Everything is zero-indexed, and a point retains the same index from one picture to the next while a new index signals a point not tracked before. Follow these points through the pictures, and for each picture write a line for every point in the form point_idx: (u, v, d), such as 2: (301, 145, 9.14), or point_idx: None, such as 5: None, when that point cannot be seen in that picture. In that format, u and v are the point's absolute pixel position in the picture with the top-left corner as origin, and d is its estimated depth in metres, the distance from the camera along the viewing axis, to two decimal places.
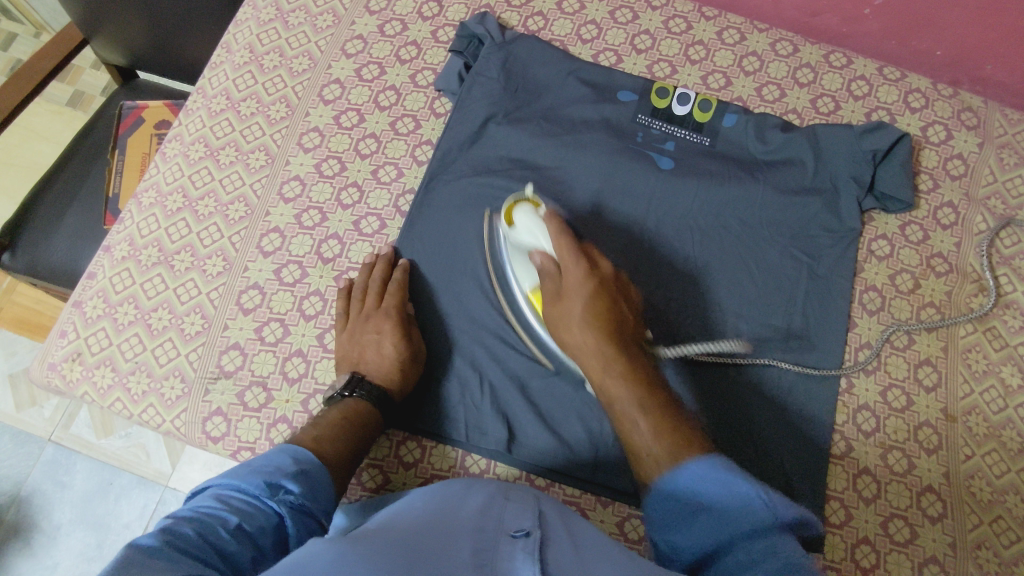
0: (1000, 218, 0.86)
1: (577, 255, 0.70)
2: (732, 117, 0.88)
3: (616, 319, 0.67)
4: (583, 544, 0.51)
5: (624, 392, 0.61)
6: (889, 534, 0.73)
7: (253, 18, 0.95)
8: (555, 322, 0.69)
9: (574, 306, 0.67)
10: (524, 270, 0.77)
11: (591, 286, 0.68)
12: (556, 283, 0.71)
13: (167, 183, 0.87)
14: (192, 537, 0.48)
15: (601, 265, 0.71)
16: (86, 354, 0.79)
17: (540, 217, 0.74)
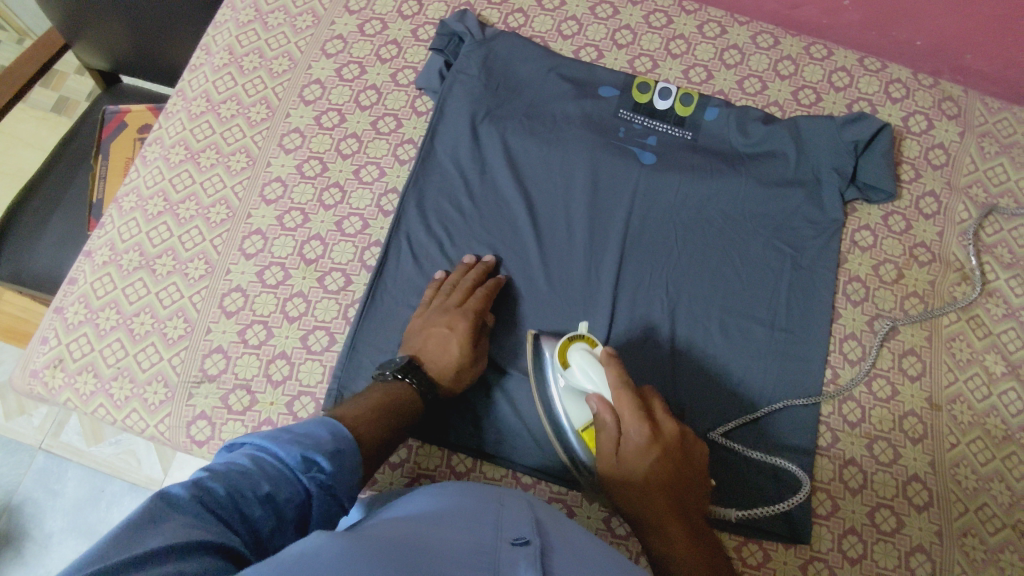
0: (982, 207, 0.86)
1: (639, 416, 0.65)
2: (714, 111, 0.88)
3: (679, 483, 0.64)
4: (582, 556, 0.50)
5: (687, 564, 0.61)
6: (876, 525, 0.73)
7: (232, 20, 0.95)
8: (615, 481, 0.66)
9: (636, 476, 0.64)
10: (575, 406, 0.71)
11: (655, 457, 0.64)
12: (614, 438, 0.66)
13: (148, 187, 0.86)
14: (214, 500, 0.46)
15: (665, 426, 0.66)
16: (68, 360, 0.78)
17: (600, 360, 0.69)
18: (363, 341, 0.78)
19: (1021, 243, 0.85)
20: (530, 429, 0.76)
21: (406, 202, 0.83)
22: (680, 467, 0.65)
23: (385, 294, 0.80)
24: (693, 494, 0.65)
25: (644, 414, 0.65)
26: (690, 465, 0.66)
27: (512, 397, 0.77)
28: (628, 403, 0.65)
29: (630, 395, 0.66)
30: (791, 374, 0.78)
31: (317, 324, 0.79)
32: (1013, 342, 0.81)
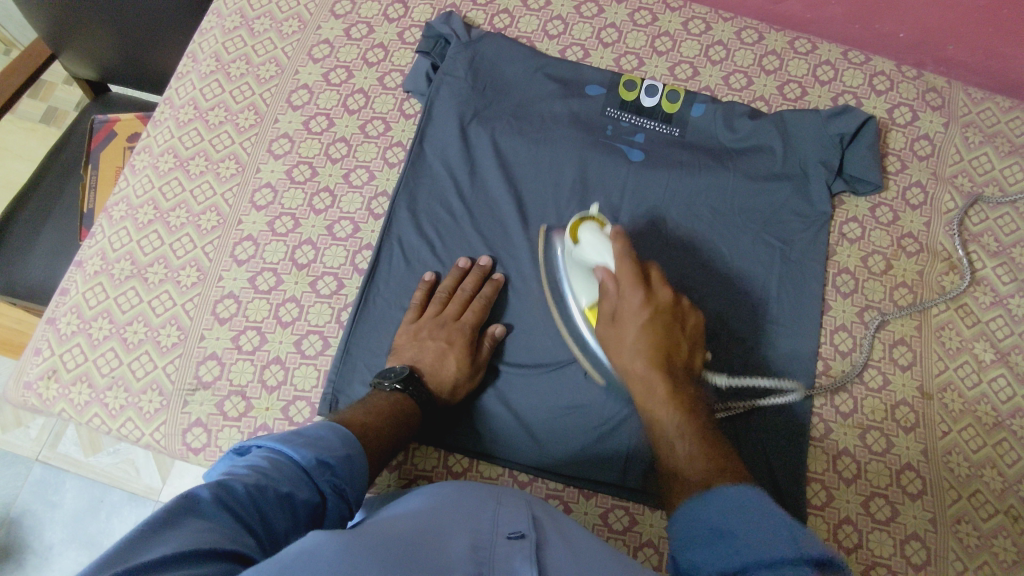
0: (968, 196, 0.87)
1: (634, 279, 0.68)
2: (701, 107, 0.89)
3: (671, 341, 0.66)
4: (578, 547, 0.52)
5: (669, 415, 0.62)
6: (870, 514, 0.74)
7: (217, 27, 0.95)
8: (609, 346, 0.69)
9: (628, 334, 0.67)
10: (583, 284, 0.74)
11: (647, 316, 0.67)
12: (612, 303, 0.70)
13: (138, 195, 0.86)
14: (238, 497, 0.48)
15: (661, 291, 0.69)
16: (62, 371, 0.78)
17: (606, 238, 0.73)
18: (357, 346, 0.78)
19: (1007, 231, 0.86)
20: (531, 416, 0.76)
21: (396, 205, 0.83)
22: (673, 329, 0.67)
23: (378, 297, 0.80)
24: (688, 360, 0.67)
25: (639, 277, 0.68)
26: (686, 333, 0.68)
27: (506, 397, 0.77)
28: (625, 266, 0.69)
29: (629, 261, 0.70)
30: (783, 366, 0.79)
31: (310, 329, 0.80)
32: (1001, 329, 0.82)
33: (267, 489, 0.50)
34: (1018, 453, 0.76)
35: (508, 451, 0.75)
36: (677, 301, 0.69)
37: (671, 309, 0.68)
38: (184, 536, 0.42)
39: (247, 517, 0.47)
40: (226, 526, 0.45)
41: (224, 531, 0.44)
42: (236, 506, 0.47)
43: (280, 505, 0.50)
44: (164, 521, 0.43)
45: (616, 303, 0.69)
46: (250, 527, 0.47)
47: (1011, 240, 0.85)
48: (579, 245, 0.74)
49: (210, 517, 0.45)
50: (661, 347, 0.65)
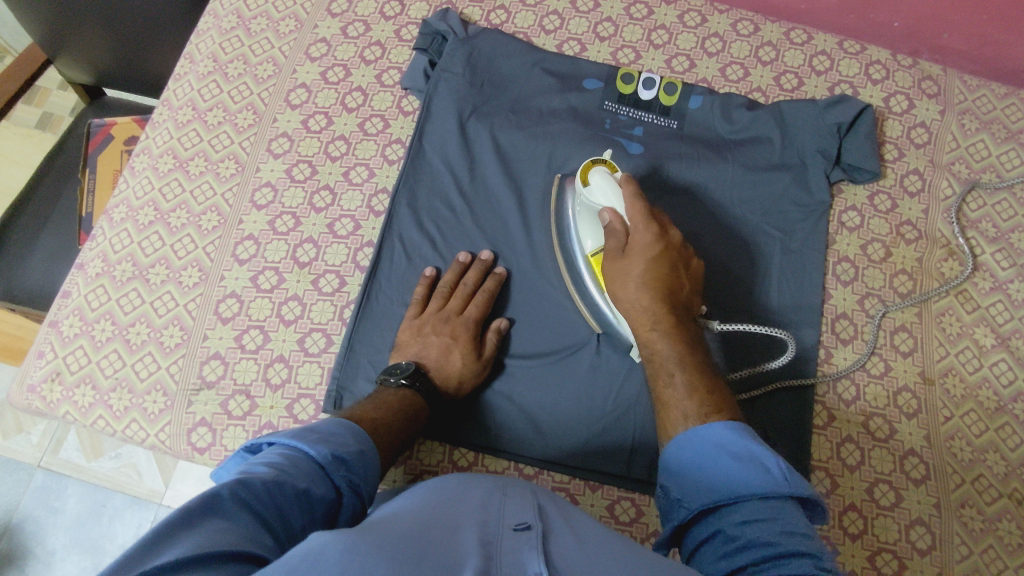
0: (965, 183, 0.87)
1: (645, 219, 0.70)
2: (698, 99, 0.89)
3: (676, 281, 0.69)
4: (590, 537, 0.52)
5: (667, 349, 0.65)
6: (875, 500, 0.74)
7: (214, 27, 0.95)
8: (616, 279, 0.70)
9: (636, 268, 0.68)
10: (589, 228, 0.75)
11: (657, 252, 0.68)
12: (621, 242, 0.71)
13: (138, 197, 0.86)
14: (259, 492, 0.48)
15: (671, 233, 0.71)
16: (65, 374, 0.78)
17: (615, 180, 0.73)
18: (360, 343, 0.78)
19: (1005, 216, 0.86)
20: (539, 405, 0.77)
21: (396, 201, 0.83)
22: (678, 269, 0.69)
23: (380, 293, 0.80)
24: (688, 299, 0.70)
25: (653, 218, 0.70)
26: (689, 274, 0.70)
27: (510, 389, 0.77)
28: (638, 207, 0.70)
29: (642, 202, 0.71)
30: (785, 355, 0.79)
31: (313, 327, 0.80)
32: (1002, 314, 0.82)
33: (284, 485, 0.50)
34: (1020, 436, 0.77)
35: (517, 442, 0.76)
36: (683, 245, 0.71)
37: (677, 250, 0.70)
38: (204, 536, 0.42)
39: (265, 514, 0.47)
40: (245, 525, 0.45)
41: (243, 530, 0.44)
42: (254, 503, 0.47)
43: (297, 502, 0.50)
44: (184, 519, 0.43)
45: (627, 240, 0.71)
46: (268, 525, 0.47)
47: (1009, 226, 0.86)
48: (588, 186, 0.75)
49: (228, 516, 0.45)
50: (666, 284, 0.68)
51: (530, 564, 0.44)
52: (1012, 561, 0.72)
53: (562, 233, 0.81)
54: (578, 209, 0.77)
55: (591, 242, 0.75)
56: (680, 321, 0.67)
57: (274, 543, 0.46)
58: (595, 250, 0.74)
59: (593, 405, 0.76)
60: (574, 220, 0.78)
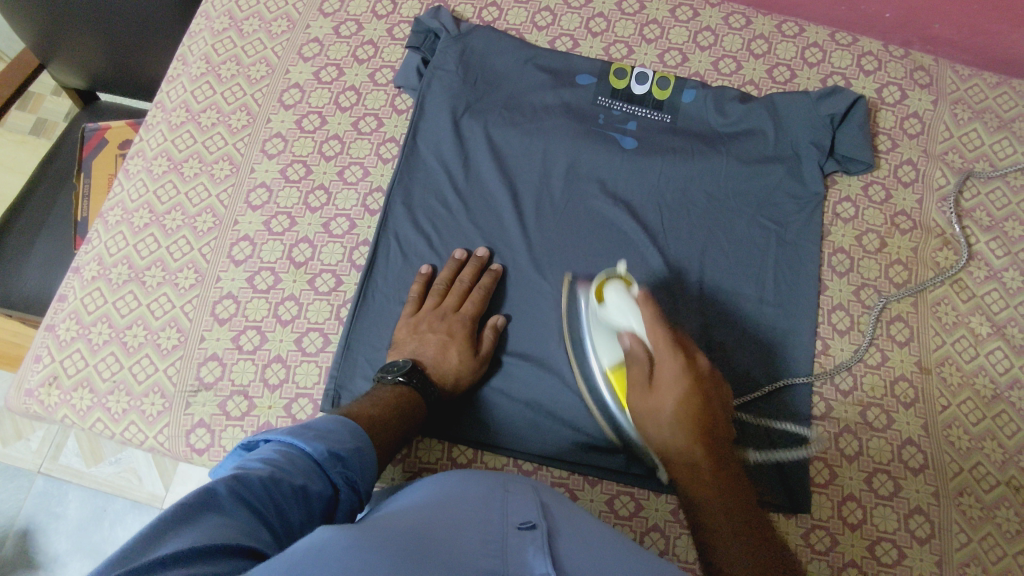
0: (959, 172, 0.88)
1: (671, 348, 0.66)
2: (692, 93, 0.89)
3: (709, 418, 0.63)
4: (588, 534, 0.52)
5: (715, 506, 0.59)
6: (873, 489, 0.74)
7: (206, 29, 0.95)
8: (642, 412, 0.66)
9: (666, 403, 0.64)
10: (607, 344, 0.74)
11: (687, 386, 0.64)
12: (647, 371, 0.67)
13: (132, 199, 0.86)
14: (257, 489, 0.48)
15: (698, 360, 0.66)
16: (63, 377, 0.78)
17: (632, 300, 0.72)
18: (357, 341, 0.78)
19: (999, 205, 0.86)
20: (541, 410, 0.76)
21: (391, 199, 0.83)
22: (710, 404, 0.64)
23: (377, 291, 0.81)
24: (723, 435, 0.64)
25: (679, 346, 0.66)
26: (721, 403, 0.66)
27: (507, 386, 0.77)
28: (661, 334, 0.67)
29: (664, 328, 0.68)
30: (782, 347, 0.79)
31: (310, 326, 0.80)
32: (997, 303, 0.82)
33: (282, 483, 0.50)
34: (1018, 424, 0.77)
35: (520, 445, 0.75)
36: (712, 370, 0.67)
37: (709, 379, 0.66)
38: (202, 532, 0.42)
39: (263, 511, 0.48)
40: (243, 521, 0.45)
41: (241, 526, 0.44)
42: (252, 499, 0.47)
43: (295, 498, 0.51)
44: (183, 516, 0.43)
45: (654, 370, 0.67)
46: (266, 521, 0.47)
47: (1003, 214, 0.86)
48: (605, 306, 0.74)
49: (226, 513, 0.45)
50: (700, 423, 0.63)
51: (535, 564, 0.44)
52: (1012, 549, 0.72)
53: (576, 339, 0.78)
54: (593, 326, 0.76)
55: (613, 356, 0.73)
56: (718, 462, 0.61)
57: (272, 538, 0.46)
58: (614, 365, 0.73)
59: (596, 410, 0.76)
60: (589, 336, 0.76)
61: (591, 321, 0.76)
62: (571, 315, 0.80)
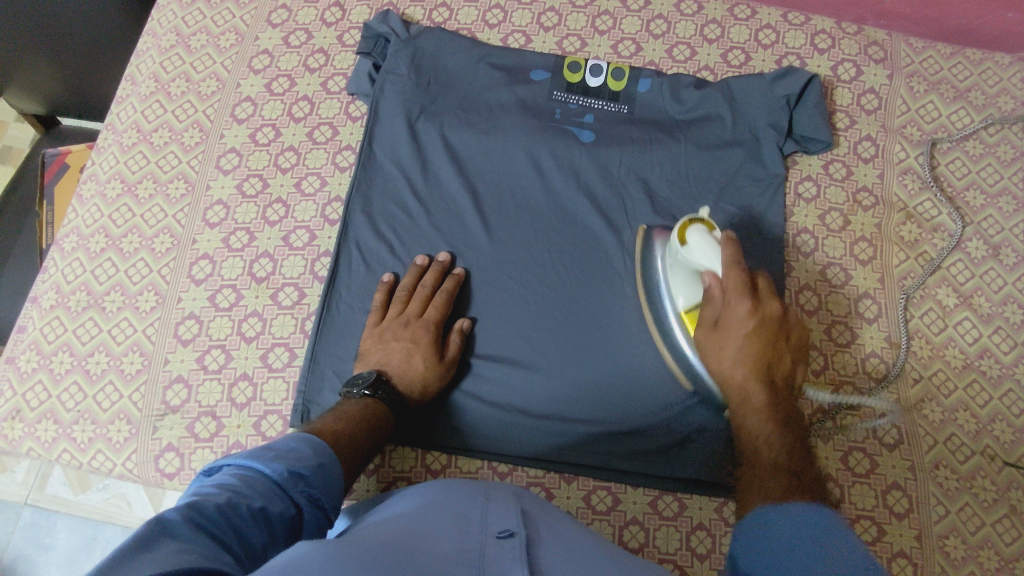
0: (918, 145, 0.88)
1: (742, 288, 0.65)
2: (647, 82, 0.89)
3: (774, 353, 0.64)
4: (568, 542, 0.51)
5: (754, 419, 0.62)
6: (850, 468, 0.74)
7: (154, 47, 0.93)
8: (709, 350, 0.66)
9: (730, 346, 0.64)
10: (682, 284, 0.72)
11: (753, 327, 0.64)
12: (716, 311, 0.67)
13: (87, 225, 0.85)
14: (214, 514, 0.48)
15: (769, 303, 0.65)
16: (26, 410, 0.77)
17: (716, 241, 0.68)
18: (322, 354, 0.77)
19: (959, 175, 0.86)
20: (520, 411, 0.76)
21: (349, 208, 0.82)
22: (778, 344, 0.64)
23: (340, 303, 0.79)
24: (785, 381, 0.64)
25: (746, 289, 0.65)
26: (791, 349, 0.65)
27: (477, 389, 0.77)
28: (736, 277, 0.65)
29: (739, 270, 0.65)
30: None
31: (275, 341, 0.79)
32: (963, 273, 0.82)
33: (239, 506, 0.50)
34: (989, 393, 0.77)
35: (497, 446, 0.75)
36: (784, 314, 0.65)
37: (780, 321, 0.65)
38: (161, 556, 0.41)
39: (222, 535, 0.47)
40: (202, 544, 0.45)
41: (202, 549, 0.44)
42: (209, 524, 0.47)
43: (253, 520, 0.50)
44: (138, 545, 0.42)
45: (721, 312, 0.66)
46: (225, 544, 0.47)
47: (963, 184, 0.86)
48: (686, 247, 0.70)
49: (186, 536, 0.45)
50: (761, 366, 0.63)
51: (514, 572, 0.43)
52: (989, 517, 0.72)
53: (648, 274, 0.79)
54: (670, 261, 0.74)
55: (685, 299, 0.72)
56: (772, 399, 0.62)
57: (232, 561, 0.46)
58: (686, 307, 0.72)
59: (570, 410, 0.76)
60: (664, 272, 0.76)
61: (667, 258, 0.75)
62: (537, 314, 0.79)
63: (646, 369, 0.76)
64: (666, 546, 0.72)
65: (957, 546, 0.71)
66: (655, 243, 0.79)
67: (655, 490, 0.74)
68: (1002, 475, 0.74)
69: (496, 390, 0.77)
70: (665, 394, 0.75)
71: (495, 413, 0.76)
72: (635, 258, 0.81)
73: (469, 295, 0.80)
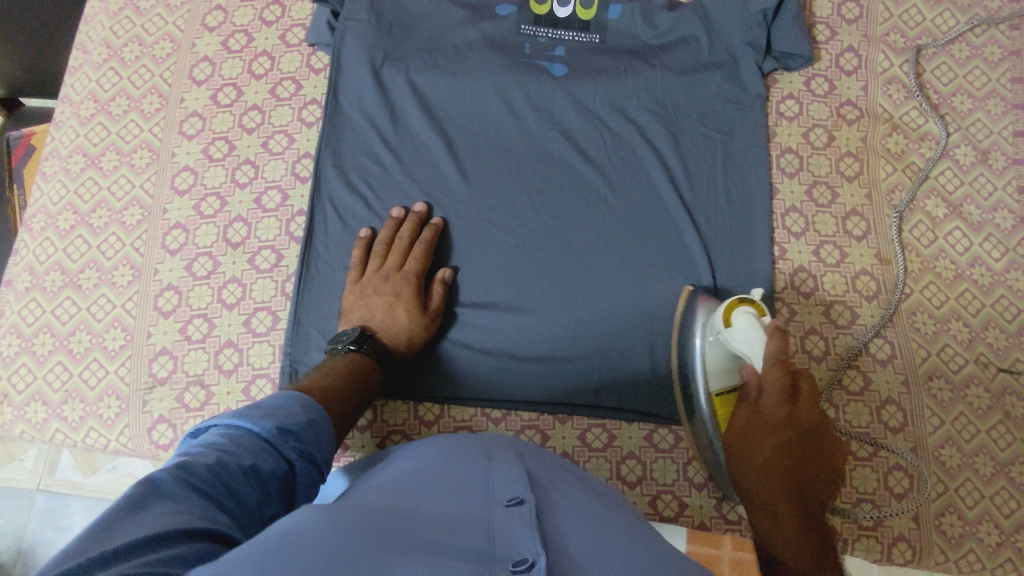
0: (901, 53, 0.84)
1: (780, 386, 0.60)
2: (617, 8, 0.85)
3: (806, 462, 0.59)
4: (582, 507, 0.50)
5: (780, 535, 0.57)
6: (844, 387, 0.74)
7: (102, 11, 0.89)
8: (739, 455, 0.62)
9: (759, 451, 0.61)
10: (722, 366, 0.68)
11: (783, 440, 0.60)
12: (749, 413, 0.63)
13: (54, 203, 0.83)
14: (203, 474, 0.47)
15: (808, 410, 0.61)
16: (13, 394, 0.76)
17: (761, 330, 0.64)
18: (306, 314, 0.76)
19: (945, 81, 0.83)
20: (507, 354, 0.75)
21: (320, 163, 0.80)
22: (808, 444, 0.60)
23: (319, 261, 0.78)
24: (817, 475, 0.59)
25: (786, 390, 0.60)
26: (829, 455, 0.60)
27: (463, 337, 0.76)
28: (774, 374, 0.61)
29: (781, 368, 0.61)
30: (740, 256, 0.77)
31: (257, 306, 0.78)
32: (952, 182, 0.80)
33: (229, 465, 0.49)
34: (981, 301, 0.76)
35: (483, 390, 0.75)
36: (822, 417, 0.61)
37: (819, 428, 0.60)
38: (150, 519, 0.41)
39: (213, 494, 0.46)
40: (191, 505, 0.44)
41: (193, 510, 0.43)
42: (199, 484, 0.46)
43: (245, 478, 0.49)
44: (124, 510, 0.41)
45: (756, 414, 0.62)
46: (216, 503, 0.46)
47: (950, 90, 0.83)
48: (730, 329, 0.66)
49: (174, 499, 0.44)
50: (789, 471, 0.59)
51: (522, 539, 0.42)
52: (983, 425, 0.72)
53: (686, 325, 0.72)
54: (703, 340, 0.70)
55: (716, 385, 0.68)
56: (800, 509, 0.58)
57: (225, 519, 0.45)
58: (720, 388, 0.68)
59: (557, 348, 0.75)
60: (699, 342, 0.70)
61: (705, 330, 0.69)
62: (521, 257, 0.77)
63: (632, 303, 0.75)
64: (663, 478, 0.73)
65: (952, 455, 0.72)
66: (698, 307, 0.72)
67: (650, 423, 0.74)
68: (996, 381, 0.74)
69: (478, 334, 0.76)
70: (653, 327, 0.75)
71: (479, 355, 0.75)
72: (618, 191, 0.79)
73: (449, 241, 0.78)
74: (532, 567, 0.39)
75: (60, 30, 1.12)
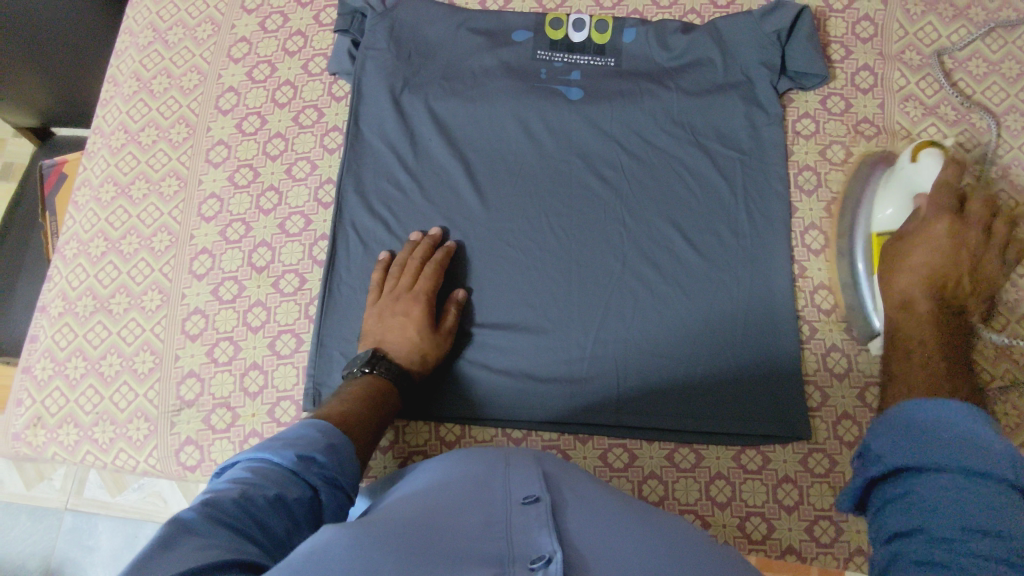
0: (917, 70, 0.85)
1: (945, 209, 0.68)
2: (632, 31, 0.87)
3: (955, 270, 0.65)
4: (597, 505, 0.50)
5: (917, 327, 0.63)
6: (868, 405, 0.73)
7: (132, 45, 0.93)
8: (896, 261, 0.69)
9: (919, 253, 0.67)
10: (891, 202, 0.75)
11: (952, 243, 0.66)
12: (912, 225, 0.70)
13: (86, 230, 0.85)
14: (232, 508, 0.48)
15: (971, 228, 0.67)
16: (46, 417, 0.78)
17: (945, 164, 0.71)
18: (327, 338, 0.77)
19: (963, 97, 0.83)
20: (524, 372, 0.76)
21: (342, 189, 0.82)
22: (961, 264, 0.65)
23: (340, 285, 0.79)
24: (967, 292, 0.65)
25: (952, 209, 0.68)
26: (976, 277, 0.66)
27: (482, 357, 0.77)
28: (944, 199, 0.69)
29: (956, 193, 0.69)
30: (759, 276, 0.77)
31: (281, 329, 0.79)
32: None
33: (255, 497, 0.50)
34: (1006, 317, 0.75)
35: (500, 409, 0.75)
36: (983, 244, 0.67)
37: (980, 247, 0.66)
38: (185, 553, 0.42)
39: (242, 526, 0.47)
40: (224, 538, 0.45)
41: (225, 542, 0.44)
42: (229, 518, 0.47)
43: (272, 508, 0.50)
44: (159, 547, 0.42)
45: (915, 228, 0.70)
46: (247, 535, 0.47)
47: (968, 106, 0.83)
48: (915, 165, 0.73)
49: (205, 533, 0.45)
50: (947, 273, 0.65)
51: (543, 542, 0.43)
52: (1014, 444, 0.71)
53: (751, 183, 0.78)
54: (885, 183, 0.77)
55: (887, 216, 0.75)
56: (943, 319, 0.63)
57: (258, 550, 0.46)
58: (886, 226, 0.75)
59: (575, 366, 0.75)
60: (874, 194, 0.78)
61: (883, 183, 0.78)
62: (538, 278, 0.78)
63: (650, 322, 0.76)
64: (685, 498, 0.72)
65: None
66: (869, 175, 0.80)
67: (671, 443, 0.74)
68: None
69: (496, 351, 0.77)
70: (672, 346, 0.75)
71: (497, 371, 0.76)
72: (636, 211, 0.80)
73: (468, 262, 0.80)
74: (550, 562, 0.40)
75: (85, 49, 1.13)
